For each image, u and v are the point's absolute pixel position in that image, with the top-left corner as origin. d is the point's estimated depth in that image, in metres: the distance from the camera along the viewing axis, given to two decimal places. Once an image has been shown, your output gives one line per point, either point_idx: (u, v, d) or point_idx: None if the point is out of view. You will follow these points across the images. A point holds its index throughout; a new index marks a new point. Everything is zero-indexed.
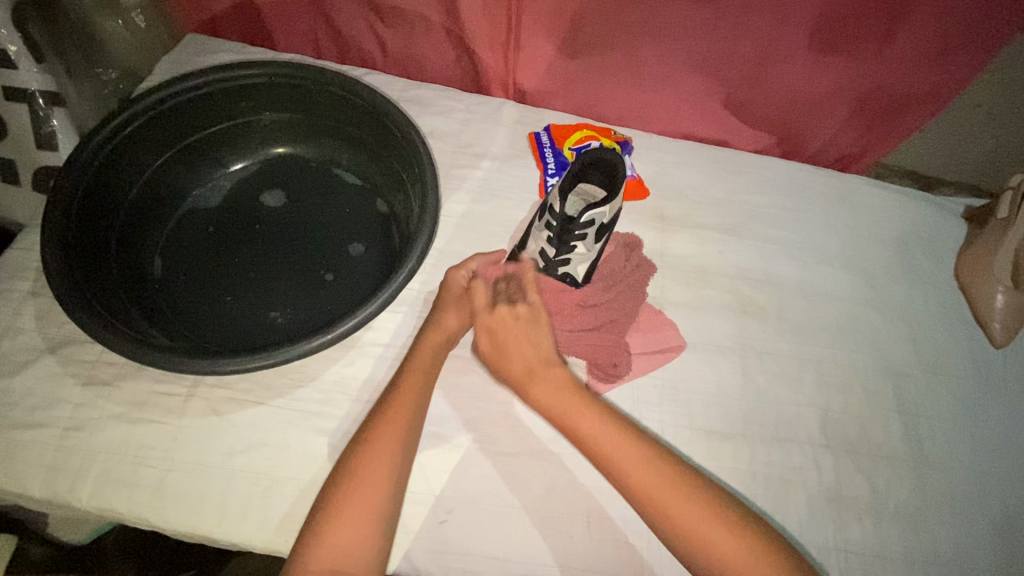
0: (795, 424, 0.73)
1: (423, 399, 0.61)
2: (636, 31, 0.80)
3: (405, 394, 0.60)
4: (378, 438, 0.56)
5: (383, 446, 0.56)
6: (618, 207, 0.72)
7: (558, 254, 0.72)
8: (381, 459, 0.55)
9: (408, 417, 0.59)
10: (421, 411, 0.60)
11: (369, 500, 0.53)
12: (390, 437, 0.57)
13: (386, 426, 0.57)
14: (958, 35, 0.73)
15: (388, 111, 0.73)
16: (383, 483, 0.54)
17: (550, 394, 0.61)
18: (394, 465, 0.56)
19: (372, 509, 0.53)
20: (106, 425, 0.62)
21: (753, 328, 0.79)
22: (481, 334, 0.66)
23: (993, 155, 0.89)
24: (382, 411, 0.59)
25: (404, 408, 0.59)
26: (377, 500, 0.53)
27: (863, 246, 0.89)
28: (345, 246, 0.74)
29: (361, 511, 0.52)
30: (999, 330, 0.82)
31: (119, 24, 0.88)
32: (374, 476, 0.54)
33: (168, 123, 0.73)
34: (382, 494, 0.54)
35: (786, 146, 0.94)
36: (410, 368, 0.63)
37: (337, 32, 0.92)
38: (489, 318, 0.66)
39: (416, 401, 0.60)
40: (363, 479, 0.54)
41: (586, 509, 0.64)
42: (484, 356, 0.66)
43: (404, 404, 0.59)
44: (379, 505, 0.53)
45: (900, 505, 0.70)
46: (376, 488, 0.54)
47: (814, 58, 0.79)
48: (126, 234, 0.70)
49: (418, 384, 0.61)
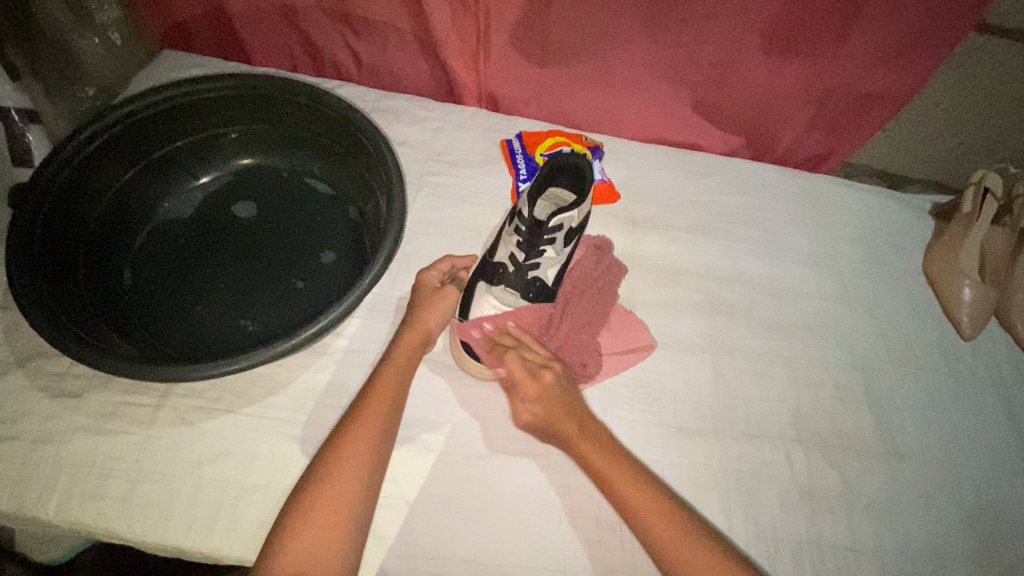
0: (766, 420, 0.73)
1: (399, 403, 0.61)
2: (603, 37, 0.82)
3: (380, 395, 0.60)
4: (352, 442, 0.56)
5: (356, 448, 0.56)
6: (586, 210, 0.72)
7: (528, 258, 0.71)
8: (354, 462, 0.55)
9: (382, 418, 0.59)
10: (396, 411, 0.61)
11: (338, 503, 0.53)
12: (363, 440, 0.57)
13: (359, 428, 0.58)
14: (910, 38, 0.75)
15: (355, 120, 0.74)
16: (355, 486, 0.54)
17: (596, 459, 0.59)
18: (367, 467, 0.56)
19: (343, 513, 0.53)
20: (74, 437, 0.62)
21: (724, 326, 0.80)
22: (527, 402, 0.61)
23: (957, 152, 0.91)
24: (356, 414, 0.59)
25: (380, 412, 0.59)
26: (348, 503, 0.53)
27: (831, 243, 0.90)
28: (316, 254, 0.75)
29: (331, 516, 0.52)
30: (967, 323, 0.83)
31: (95, 42, 0.89)
32: (346, 478, 0.54)
33: (137, 135, 0.73)
34: (354, 498, 0.54)
35: (755, 146, 0.96)
36: (385, 371, 0.63)
37: (311, 45, 0.94)
38: (531, 384, 0.61)
39: (391, 401, 0.61)
40: (334, 481, 0.54)
41: (558, 508, 0.64)
42: (535, 425, 0.61)
43: (377, 407, 0.60)
44: (350, 509, 0.53)
45: (872, 498, 0.70)
46: (347, 491, 0.54)
47: (774, 62, 0.81)
48: (94, 245, 0.70)
49: (393, 384, 0.62)
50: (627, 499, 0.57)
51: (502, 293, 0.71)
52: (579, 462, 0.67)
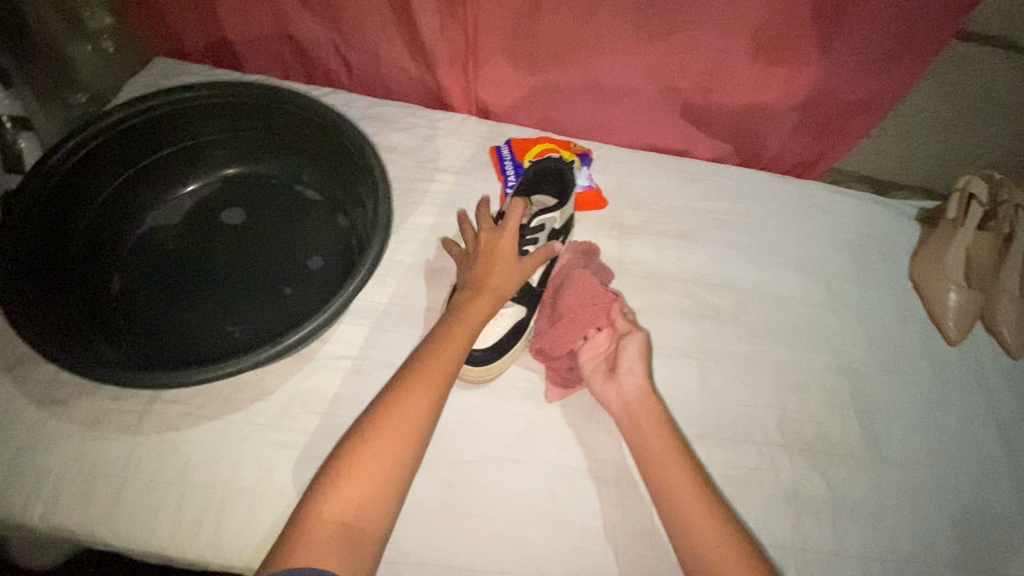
0: (752, 425, 0.74)
1: (457, 369, 0.59)
2: (591, 45, 0.82)
3: (445, 352, 0.59)
4: (408, 400, 0.54)
5: (415, 402, 0.54)
6: (567, 216, 0.74)
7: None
8: (409, 421, 0.53)
9: (443, 376, 0.57)
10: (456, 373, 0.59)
11: (392, 454, 0.51)
12: (421, 394, 0.55)
13: (421, 382, 0.56)
14: (893, 46, 0.76)
15: (343, 128, 0.75)
16: (409, 440, 0.53)
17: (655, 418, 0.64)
18: (422, 423, 0.54)
19: (394, 464, 0.51)
20: (61, 443, 0.62)
21: (710, 331, 0.80)
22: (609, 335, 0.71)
23: (942, 158, 0.92)
24: (415, 371, 0.57)
25: (438, 372, 0.57)
26: (401, 457, 0.52)
27: (818, 249, 0.91)
28: (304, 260, 0.75)
29: (381, 468, 0.51)
30: (952, 327, 0.84)
31: (87, 49, 0.92)
32: (400, 432, 0.52)
33: (127, 142, 0.74)
34: (406, 457, 0.52)
35: (742, 153, 0.97)
36: (451, 334, 0.60)
37: (303, 53, 0.94)
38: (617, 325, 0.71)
39: (455, 360, 0.59)
40: (387, 435, 0.52)
41: (544, 513, 0.64)
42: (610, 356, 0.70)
43: (440, 364, 0.57)
44: (400, 463, 0.51)
45: (858, 502, 0.71)
46: (398, 448, 0.52)
47: (761, 69, 0.82)
48: (83, 252, 0.71)
49: (459, 342, 0.60)
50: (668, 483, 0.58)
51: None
52: (565, 467, 0.67)
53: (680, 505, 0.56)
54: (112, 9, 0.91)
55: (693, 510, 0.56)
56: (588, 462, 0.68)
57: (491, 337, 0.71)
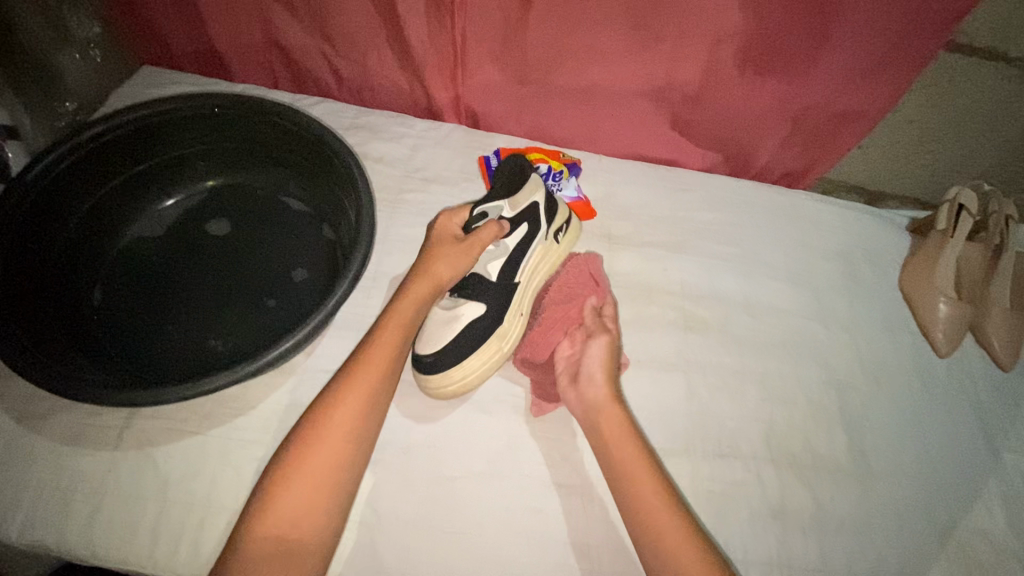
0: (739, 439, 0.73)
1: (390, 378, 0.62)
2: (579, 54, 0.82)
3: (376, 358, 0.61)
4: (339, 414, 0.58)
5: (344, 413, 0.58)
6: (521, 204, 0.73)
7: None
8: (340, 435, 0.57)
9: (375, 382, 0.60)
10: (390, 377, 0.62)
11: (324, 464, 0.55)
12: (351, 404, 0.58)
13: (351, 392, 0.59)
14: (881, 58, 0.76)
15: (327, 139, 0.75)
16: (342, 448, 0.57)
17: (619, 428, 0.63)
18: (354, 431, 0.58)
19: (329, 473, 0.55)
20: (39, 459, 0.62)
21: (697, 343, 0.80)
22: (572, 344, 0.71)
23: (932, 168, 0.91)
24: (345, 385, 0.59)
25: (369, 380, 0.60)
26: (333, 466, 0.56)
27: (808, 259, 0.90)
28: (288, 272, 0.75)
29: (315, 478, 0.55)
30: (942, 339, 0.83)
31: (76, 58, 0.90)
32: (332, 442, 0.56)
33: (107, 155, 0.74)
34: (338, 468, 0.56)
35: (732, 163, 0.96)
36: (380, 345, 0.62)
37: (291, 62, 0.94)
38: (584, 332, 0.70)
39: (386, 364, 0.62)
40: (321, 446, 0.56)
41: (527, 530, 0.64)
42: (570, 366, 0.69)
43: (371, 371, 0.61)
44: (335, 471, 0.56)
45: (845, 518, 0.70)
46: (331, 460, 0.56)
47: (748, 80, 0.81)
48: (63, 266, 0.70)
49: (392, 346, 0.63)
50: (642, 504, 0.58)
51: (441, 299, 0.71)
52: (549, 483, 0.66)
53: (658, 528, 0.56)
54: (99, 15, 0.92)
55: (665, 532, 0.55)
56: (573, 478, 0.67)
57: (444, 340, 0.67)
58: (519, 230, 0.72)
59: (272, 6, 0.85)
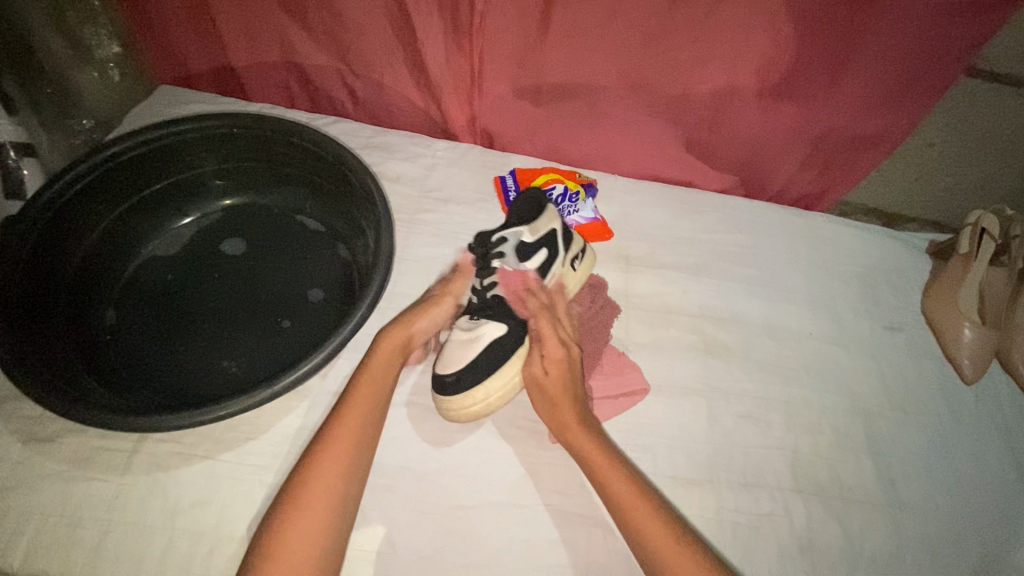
0: (764, 469, 0.71)
1: (378, 413, 0.61)
2: (595, 77, 0.82)
3: (364, 393, 0.61)
4: (325, 453, 0.56)
5: (337, 448, 0.56)
6: (541, 229, 0.71)
7: (484, 284, 0.70)
8: (329, 473, 0.55)
9: (366, 417, 0.59)
10: (378, 411, 0.61)
11: (320, 502, 0.53)
12: (344, 438, 0.57)
13: (342, 427, 0.58)
14: (901, 82, 0.76)
15: (345, 159, 0.74)
16: (338, 486, 0.55)
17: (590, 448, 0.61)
18: (348, 466, 0.56)
19: (326, 512, 0.53)
20: (45, 485, 0.60)
21: (718, 368, 0.78)
22: (546, 359, 0.66)
23: (951, 191, 0.90)
24: (334, 419, 0.58)
25: (360, 415, 0.59)
26: (329, 503, 0.53)
27: (828, 283, 0.89)
28: (303, 293, 0.74)
29: (310, 519, 0.52)
30: (968, 365, 0.81)
31: (93, 76, 0.91)
32: (327, 479, 0.54)
33: (125, 174, 0.74)
34: (328, 513, 0.53)
35: (749, 185, 0.96)
36: (362, 383, 0.62)
37: (308, 83, 0.94)
38: (556, 349, 0.66)
39: (376, 397, 0.61)
40: (316, 484, 0.54)
41: (548, 563, 0.61)
42: (539, 380, 0.66)
43: (362, 405, 0.60)
44: (332, 509, 0.53)
45: (875, 553, 0.67)
46: (325, 500, 0.53)
47: (765, 105, 0.81)
48: (78, 285, 0.70)
49: (379, 382, 0.62)
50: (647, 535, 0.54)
51: (464, 321, 0.70)
52: (570, 514, 0.64)
53: (628, 511, 0.56)
54: (120, 38, 0.92)
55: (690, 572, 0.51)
56: (594, 508, 0.65)
57: (463, 362, 0.66)
58: (538, 255, 0.71)
59: (289, 27, 0.86)
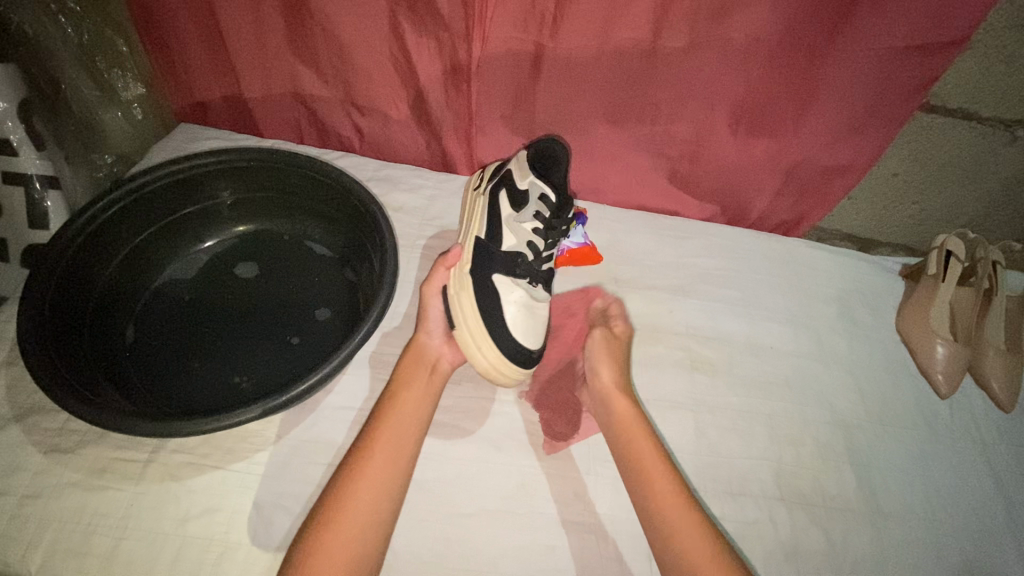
0: (747, 479, 0.74)
1: (419, 424, 0.64)
2: (582, 115, 0.89)
3: (406, 406, 0.64)
4: (370, 460, 0.59)
5: (381, 455, 0.59)
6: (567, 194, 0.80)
7: (546, 248, 0.75)
8: (374, 479, 0.58)
9: (408, 427, 0.63)
10: (421, 421, 0.64)
11: (362, 507, 0.56)
12: (385, 447, 0.60)
13: (384, 436, 0.61)
14: (864, 118, 0.82)
15: (354, 190, 0.80)
16: (379, 491, 0.57)
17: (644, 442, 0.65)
18: (392, 472, 0.59)
19: (369, 515, 0.56)
20: (63, 493, 0.63)
21: (704, 384, 0.82)
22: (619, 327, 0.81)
23: (917, 218, 0.97)
24: (375, 429, 0.61)
25: (403, 427, 0.62)
26: (370, 508, 0.56)
27: (806, 302, 0.94)
28: (311, 312, 0.79)
29: (356, 521, 0.55)
30: (942, 380, 0.85)
31: (118, 115, 0.98)
32: (370, 485, 0.57)
33: (151, 202, 0.79)
34: (365, 531, 0.55)
35: (730, 213, 1.02)
36: (402, 397, 0.65)
37: (318, 120, 1.02)
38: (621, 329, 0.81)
39: (417, 410, 0.64)
40: (362, 488, 0.57)
41: (542, 568, 0.64)
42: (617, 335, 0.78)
43: (404, 416, 0.63)
44: (374, 513, 0.56)
45: (857, 558, 0.70)
46: (368, 503, 0.56)
47: (742, 139, 0.88)
48: (102, 303, 0.75)
49: (417, 399, 0.65)
50: (677, 531, 0.58)
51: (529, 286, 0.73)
52: (563, 520, 0.67)
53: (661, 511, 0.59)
54: (145, 80, 1.00)
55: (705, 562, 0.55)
56: (586, 516, 0.68)
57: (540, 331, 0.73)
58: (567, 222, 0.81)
59: (302, 71, 0.93)
